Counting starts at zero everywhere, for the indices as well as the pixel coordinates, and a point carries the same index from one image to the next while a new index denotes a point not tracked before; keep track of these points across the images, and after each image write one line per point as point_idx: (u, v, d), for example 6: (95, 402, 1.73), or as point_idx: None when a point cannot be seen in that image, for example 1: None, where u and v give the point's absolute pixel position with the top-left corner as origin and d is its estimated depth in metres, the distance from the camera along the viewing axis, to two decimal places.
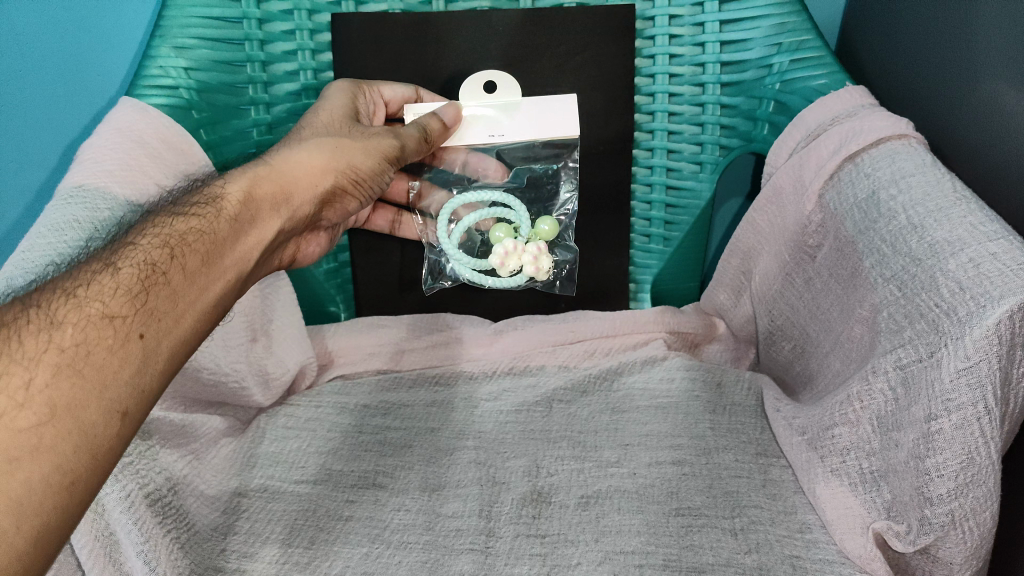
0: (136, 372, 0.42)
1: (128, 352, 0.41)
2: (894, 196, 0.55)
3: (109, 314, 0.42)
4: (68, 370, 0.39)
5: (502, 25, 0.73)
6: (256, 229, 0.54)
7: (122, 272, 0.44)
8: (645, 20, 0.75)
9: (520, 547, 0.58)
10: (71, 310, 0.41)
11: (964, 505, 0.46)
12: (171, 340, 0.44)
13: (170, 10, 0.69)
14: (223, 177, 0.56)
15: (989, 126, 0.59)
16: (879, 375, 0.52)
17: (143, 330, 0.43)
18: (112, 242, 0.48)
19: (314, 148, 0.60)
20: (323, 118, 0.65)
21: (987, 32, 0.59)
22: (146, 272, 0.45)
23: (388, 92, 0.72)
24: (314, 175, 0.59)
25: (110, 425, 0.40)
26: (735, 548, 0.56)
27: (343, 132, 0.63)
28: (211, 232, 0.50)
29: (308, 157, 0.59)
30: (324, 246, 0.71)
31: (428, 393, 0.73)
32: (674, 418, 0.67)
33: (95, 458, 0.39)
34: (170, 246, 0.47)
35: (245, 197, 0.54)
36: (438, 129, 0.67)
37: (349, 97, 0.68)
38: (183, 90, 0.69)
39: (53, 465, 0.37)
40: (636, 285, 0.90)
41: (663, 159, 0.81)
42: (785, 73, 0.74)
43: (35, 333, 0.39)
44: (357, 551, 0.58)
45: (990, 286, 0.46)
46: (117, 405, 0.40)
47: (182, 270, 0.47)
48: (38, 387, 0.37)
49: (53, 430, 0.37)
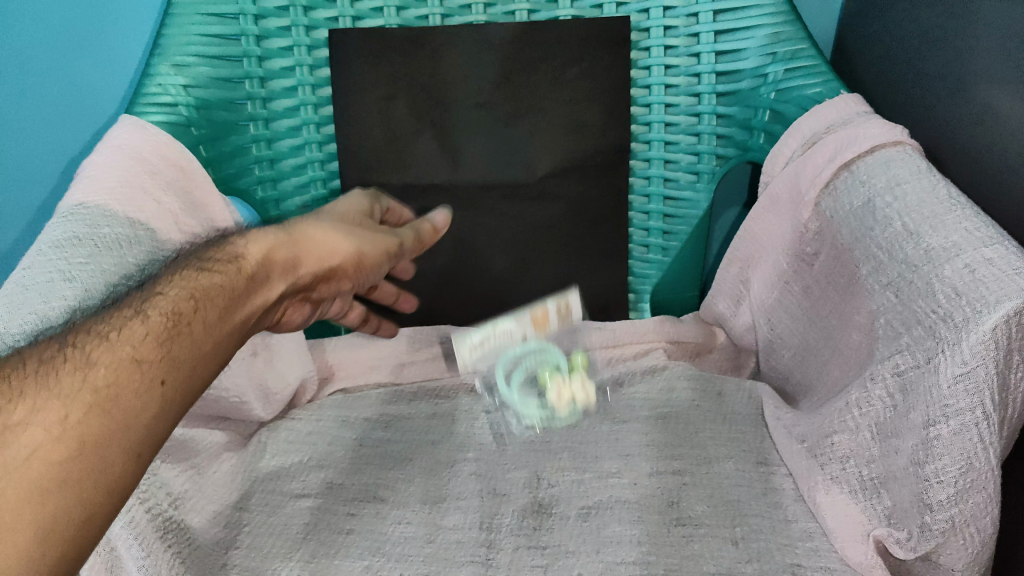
0: (155, 419, 0.42)
1: (151, 399, 0.42)
2: (889, 204, 0.56)
3: (139, 358, 0.42)
4: (100, 409, 0.39)
5: (498, 39, 0.75)
6: (269, 291, 0.54)
7: (152, 319, 0.45)
8: (640, 32, 0.75)
9: (521, 559, 0.57)
10: (104, 352, 0.41)
11: (964, 511, 0.46)
12: (188, 389, 0.45)
13: (170, 28, 0.70)
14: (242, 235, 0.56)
15: (982, 131, 0.59)
16: (877, 382, 0.52)
17: (165, 378, 0.43)
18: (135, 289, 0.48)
19: (334, 228, 0.61)
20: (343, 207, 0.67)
21: (979, 39, 0.59)
22: (173, 322, 0.45)
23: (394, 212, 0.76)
24: (329, 248, 0.60)
25: (128, 466, 0.40)
26: (736, 557, 0.55)
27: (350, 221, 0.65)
28: (232, 287, 0.50)
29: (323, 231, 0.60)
30: (308, 314, 0.65)
31: (429, 406, 0.73)
32: (674, 427, 0.68)
33: (113, 494, 0.39)
34: (196, 298, 0.48)
35: (265, 259, 0.54)
36: (429, 231, 0.72)
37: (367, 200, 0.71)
38: (182, 107, 0.70)
39: (77, 501, 0.37)
40: (636, 295, 0.89)
41: (660, 170, 0.81)
42: (780, 81, 0.74)
43: (71, 372, 0.39)
44: (358, 564, 0.57)
45: (986, 291, 0.46)
46: (138, 447, 0.40)
47: (204, 322, 0.47)
48: (73, 422, 0.38)
49: (82, 467, 0.37)
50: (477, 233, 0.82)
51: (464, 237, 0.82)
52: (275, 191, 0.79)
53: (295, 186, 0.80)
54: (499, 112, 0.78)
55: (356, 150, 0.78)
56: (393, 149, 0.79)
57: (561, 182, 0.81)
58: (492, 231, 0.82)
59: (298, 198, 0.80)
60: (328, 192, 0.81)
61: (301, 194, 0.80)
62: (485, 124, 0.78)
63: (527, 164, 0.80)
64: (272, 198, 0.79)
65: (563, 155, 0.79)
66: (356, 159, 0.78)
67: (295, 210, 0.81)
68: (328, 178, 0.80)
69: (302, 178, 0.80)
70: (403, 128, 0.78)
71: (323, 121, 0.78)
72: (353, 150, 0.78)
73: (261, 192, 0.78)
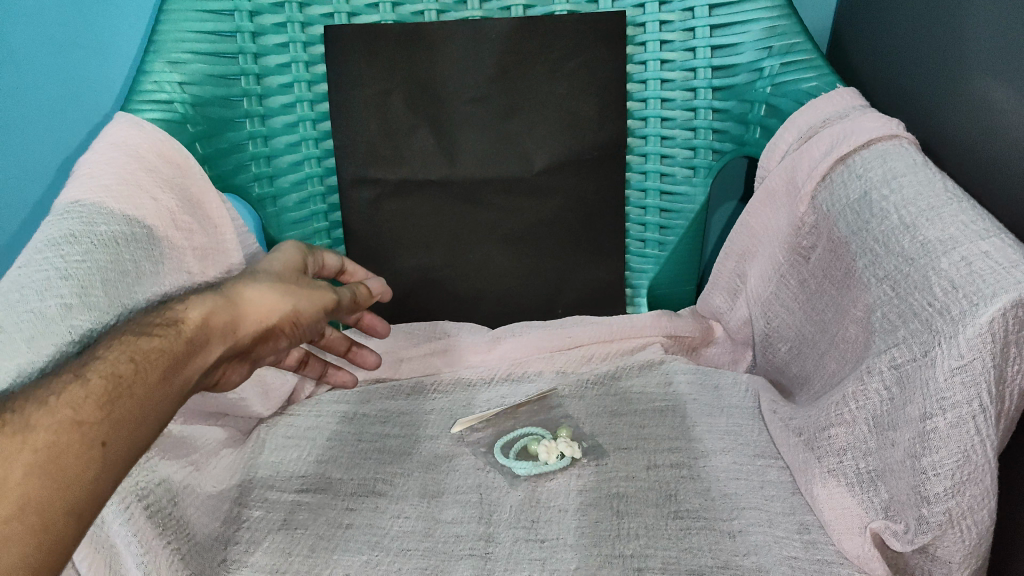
0: (94, 482, 0.40)
1: (88, 461, 0.40)
2: (886, 197, 0.56)
3: (79, 419, 0.41)
4: (40, 469, 0.38)
5: (495, 34, 0.75)
6: (208, 356, 0.50)
7: (93, 381, 0.43)
8: (636, 27, 0.76)
9: (519, 551, 0.56)
10: (44, 414, 0.40)
11: (961, 503, 0.46)
12: (130, 452, 0.43)
13: (164, 25, 0.70)
14: (184, 296, 0.52)
15: (977, 125, 0.60)
16: (874, 375, 0.52)
17: (105, 439, 0.41)
18: (85, 347, 0.46)
19: (274, 289, 0.56)
20: (282, 259, 0.62)
21: (974, 33, 0.59)
22: (117, 382, 0.43)
23: (330, 258, 0.71)
24: (270, 307, 0.55)
25: (68, 526, 0.38)
26: (733, 550, 0.55)
27: (289, 278, 0.59)
28: (175, 349, 0.47)
29: (263, 293, 0.55)
30: (246, 375, 0.58)
31: (427, 401, 0.74)
32: (672, 420, 0.68)
33: (55, 551, 0.37)
34: (138, 360, 0.45)
35: (206, 322, 0.50)
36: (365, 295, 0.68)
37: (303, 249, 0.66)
38: (178, 105, 0.70)
39: (18, 558, 0.36)
40: (632, 290, 0.88)
41: (657, 165, 0.81)
42: (776, 76, 0.74)
43: (11, 432, 0.38)
44: (357, 558, 0.56)
45: (983, 284, 0.46)
46: (74, 507, 0.39)
47: (147, 384, 0.45)
48: (13, 482, 0.37)
49: (21, 526, 0.36)
50: (474, 229, 0.82)
51: (460, 232, 0.82)
52: (272, 188, 0.79)
53: (292, 183, 0.79)
54: (494, 105, 0.78)
55: (354, 144, 0.78)
56: (389, 145, 0.79)
57: (558, 177, 0.81)
58: (489, 227, 0.82)
59: (295, 195, 0.80)
60: (325, 188, 0.81)
61: (297, 191, 0.80)
62: (479, 119, 0.78)
63: (524, 159, 0.80)
64: (269, 196, 0.79)
65: (560, 150, 0.80)
66: (354, 154, 0.79)
67: (292, 207, 0.80)
68: (325, 175, 0.81)
69: (298, 175, 0.79)
70: (398, 123, 0.78)
71: (319, 118, 0.78)
72: (351, 145, 0.78)
73: (258, 189, 0.78)
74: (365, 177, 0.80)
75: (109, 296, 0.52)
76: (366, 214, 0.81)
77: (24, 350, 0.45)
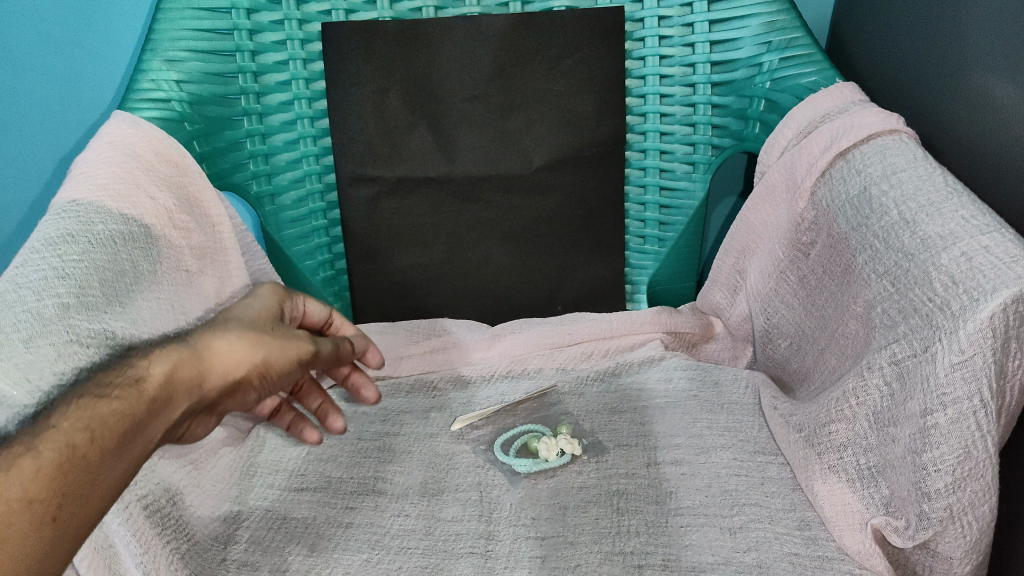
0: (41, 564, 0.37)
1: (39, 540, 0.37)
2: (885, 192, 0.56)
3: (26, 497, 0.37)
4: None
5: (492, 30, 0.75)
6: (171, 418, 0.45)
7: (43, 453, 0.38)
8: (634, 22, 0.76)
9: (520, 549, 0.56)
10: None
11: (962, 499, 0.46)
12: (88, 525, 0.39)
13: (159, 23, 0.69)
14: (147, 349, 0.46)
15: (977, 119, 0.59)
16: (874, 371, 0.52)
17: (57, 513, 0.38)
18: (38, 411, 0.41)
19: (248, 341, 0.50)
20: (254, 309, 0.58)
21: (974, 26, 0.59)
22: (70, 454, 0.39)
23: (314, 307, 0.67)
24: (239, 361, 0.49)
25: None
26: (734, 546, 0.55)
27: (263, 329, 0.53)
28: (136, 413, 0.43)
29: (233, 346, 0.49)
30: (213, 427, 0.53)
31: (427, 398, 0.73)
32: (671, 417, 0.68)
33: None
34: (93, 427, 0.40)
35: (170, 381, 0.45)
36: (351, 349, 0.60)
37: (278, 298, 0.62)
38: (176, 103, 0.70)
39: None
40: (632, 286, 0.88)
41: (656, 160, 0.81)
42: (775, 71, 0.74)
43: None
44: (357, 557, 0.56)
45: (983, 279, 0.46)
46: None
47: (103, 454, 0.40)
48: None
49: None
50: (474, 226, 0.82)
51: (460, 230, 0.82)
52: (270, 186, 0.78)
53: (290, 181, 0.79)
54: (493, 102, 0.78)
55: (352, 142, 0.78)
56: (387, 142, 0.78)
57: (557, 174, 0.81)
58: (489, 225, 0.82)
59: (293, 192, 0.80)
60: (323, 186, 0.81)
61: (296, 189, 0.80)
62: (477, 117, 0.78)
63: (523, 156, 0.79)
64: (268, 194, 0.78)
65: (559, 147, 0.79)
66: (353, 152, 0.79)
67: (291, 205, 0.80)
68: (323, 172, 0.81)
69: (296, 173, 0.79)
70: (396, 121, 0.78)
71: (318, 115, 0.78)
72: (350, 143, 0.78)
73: (256, 187, 0.78)
74: (364, 176, 0.79)
75: (107, 296, 0.51)
76: (365, 212, 0.81)
77: (21, 351, 0.45)
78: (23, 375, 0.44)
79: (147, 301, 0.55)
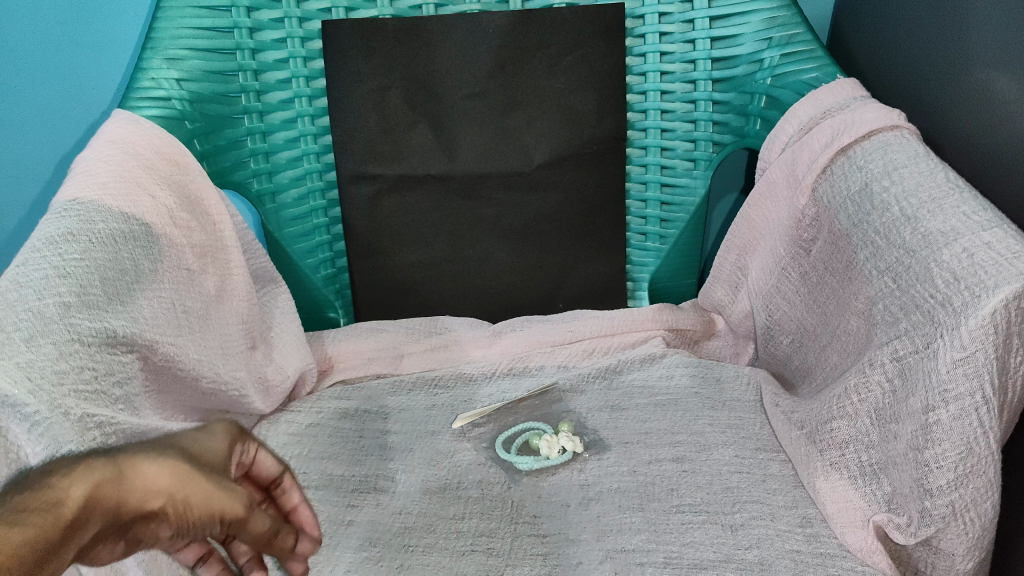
0: None
1: None
2: (887, 188, 0.56)
3: None
4: None
5: (492, 28, 0.75)
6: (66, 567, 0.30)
7: None
8: (635, 19, 0.76)
9: (521, 547, 0.56)
10: None
11: (964, 496, 0.46)
12: None
13: (160, 21, 0.70)
14: (63, 462, 0.32)
15: (979, 115, 0.59)
16: (875, 367, 0.52)
17: None
18: None
19: (191, 477, 0.34)
20: (208, 442, 0.38)
21: (975, 22, 0.59)
22: None
23: (267, 459, 0.44)
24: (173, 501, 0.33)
25: None
26: (735, 544, 0.55)
27: (204, 464, 0.35)
28: (40, 541, 0.28)
29: (167, 479, 0.33)
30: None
31: (428, 396, 0.73)
32: (673, 414, 0.68)
33: None
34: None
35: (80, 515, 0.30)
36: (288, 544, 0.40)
37: (230, 442, 0.39)
38: (176, 101, 0.70)
39: None
40: (633, 283, 0.88)
41: (657, 157, 0.81)
42: (777, 67, 0.74)
43: None
44: (359, 555, 0.56)
45: (985, 275, 0.46)
46: None
47: None
48: None
49: None
50: (474, 224, 0.82)
51: (461, 227, 0.82)
52: (271, 184, 0.78)
53: (291, 179, 0.79)
54: (494, 99, 0.78)
55: (353, 140, 0.78)
56: (388, 140, 0.78)
57: (557, 171, 0.80)
58: (490, 222, 0.82)
59: (294, 190, 0.80)
60: (324, 183, 0.81)
61: (296, 187, 0.80)
62: (477, 114, 0.78)
63: (524, 153, 0.79)
64: (268, 191, 0.78)
65: (560, 144, 0.79)
66: (354, 149, 0.78)
67: (292, 203, 0.80)
68: (324, 170, 0.80)
69: (297, 171, 0.79)
70: (397, 119, 0.78)
71: (318, 113, 0.78)
72: (351, 141, 0.78)
73: (257, 185, 0.78)
74: (365, 174, 0.79)
75: (108, 295, 0.52)
76: (366, 210, 0.81)
77: (23, 349, 0.45)
78: (24, 373, 0.44)
79: (149, 298, 0.55)
